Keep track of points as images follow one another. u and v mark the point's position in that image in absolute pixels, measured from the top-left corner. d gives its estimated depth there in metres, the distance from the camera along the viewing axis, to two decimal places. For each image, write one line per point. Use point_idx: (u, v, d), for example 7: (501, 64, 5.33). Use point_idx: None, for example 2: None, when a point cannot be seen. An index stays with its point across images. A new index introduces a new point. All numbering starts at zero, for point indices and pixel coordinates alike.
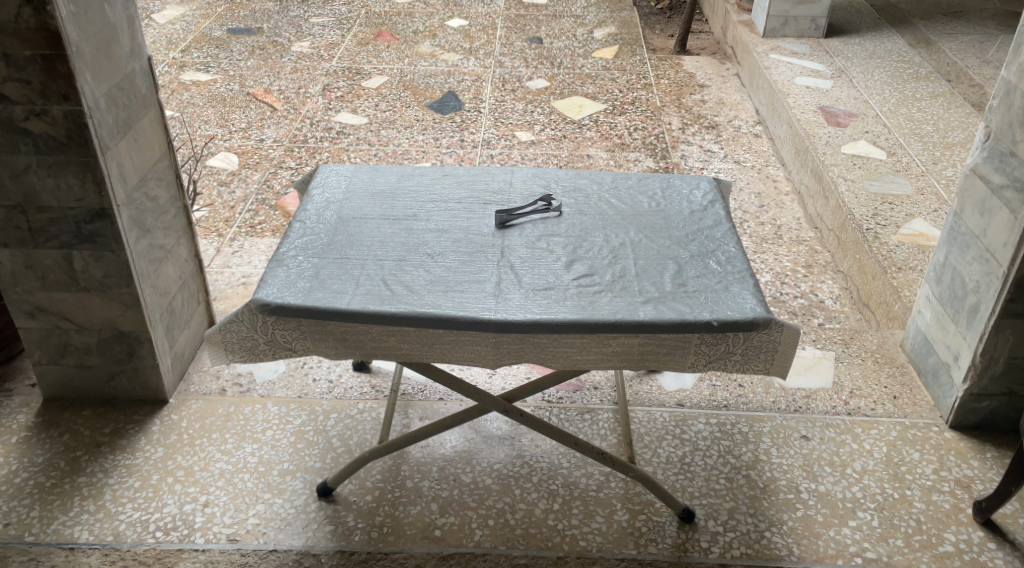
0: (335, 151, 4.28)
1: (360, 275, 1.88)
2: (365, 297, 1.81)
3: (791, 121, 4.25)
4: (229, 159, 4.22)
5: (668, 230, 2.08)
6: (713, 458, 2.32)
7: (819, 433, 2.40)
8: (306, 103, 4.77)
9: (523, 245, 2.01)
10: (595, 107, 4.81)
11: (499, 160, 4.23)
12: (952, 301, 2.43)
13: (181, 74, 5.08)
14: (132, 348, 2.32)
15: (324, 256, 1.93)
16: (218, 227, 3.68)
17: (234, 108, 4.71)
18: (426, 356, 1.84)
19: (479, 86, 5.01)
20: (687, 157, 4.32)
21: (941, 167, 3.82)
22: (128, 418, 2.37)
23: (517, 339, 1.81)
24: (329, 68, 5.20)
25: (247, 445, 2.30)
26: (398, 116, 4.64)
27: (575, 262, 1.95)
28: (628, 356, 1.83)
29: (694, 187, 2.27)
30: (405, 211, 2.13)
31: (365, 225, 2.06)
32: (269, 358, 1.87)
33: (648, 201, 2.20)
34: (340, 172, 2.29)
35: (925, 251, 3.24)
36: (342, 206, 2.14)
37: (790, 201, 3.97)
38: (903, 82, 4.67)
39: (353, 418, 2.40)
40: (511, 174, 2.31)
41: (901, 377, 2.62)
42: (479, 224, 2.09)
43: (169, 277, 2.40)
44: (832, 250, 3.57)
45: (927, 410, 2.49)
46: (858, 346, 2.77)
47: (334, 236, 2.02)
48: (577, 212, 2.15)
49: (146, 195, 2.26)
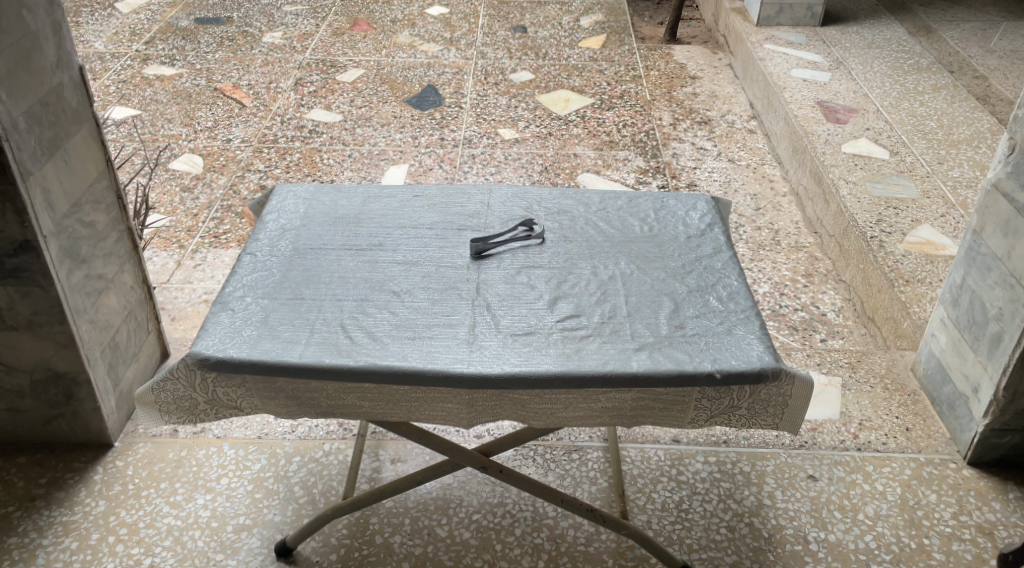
0: (308, 153, 4.03)
1: (315, 319, 1.66)
2: (319, 348, 1.59)
3: (788, 116, 4.04)
4: (194, 161, 3.95)
5: (663, 259, 1.87)
6: (712, 503, 2.12)
7: (827, 472, 2.21)
8: (277, 100, 4.51)
9: (501, 280, 1.80)
10: (582, 102, 4.57)
11: (481, 161, 4.00)
12: (970, 327, 2.23)
13: (144, 67, 4.80)
14: (68, 390, 2.10)
15: (276, 297, 1.71)
16: (179, 238, 3.44)
17: (200, 104, 4.44)
18: (391, 414, 1.62)
19: (460, 79, 4.76)
20: (678, 156, 4.10)
21: (947, 167, 3.61)
22: (68, 466, 2.16)
23: (495, 395, 1.58)
24: (302, 60, 4.93)
25: (199, 495, 2.09)
26: (375, 112, 4.40)
27: (559, 299, 1.74)
28: (619, 412, 1.61)
29: (690, 207, 2.06)
30: (369, 239, 1.91)
31: (324, 257, 1.84)
32: (212, 418, 1.62)
33: (639, 224, 1.99)
34: (299, 193, 2.06)
35: (933, 260, 3.03)
36: (300, 235, 1.91)
37: (788, 203, 3.77)
38: (903, 74, 4.45)
39: (318, 462, 2.19)
40: (488, 194, 2.09)
41: (913, 406, 2.42)
42: (452, 255, 1.87)
43: (111, 308, 2.18)
44: (833, 258, 3.38)
45: (943, 444, 2.29)
46: (866, 370, 2.57)
47: (289, 271, 1.79)
48: (561, 239, 1.94)
49: (80, 221, 2.03)
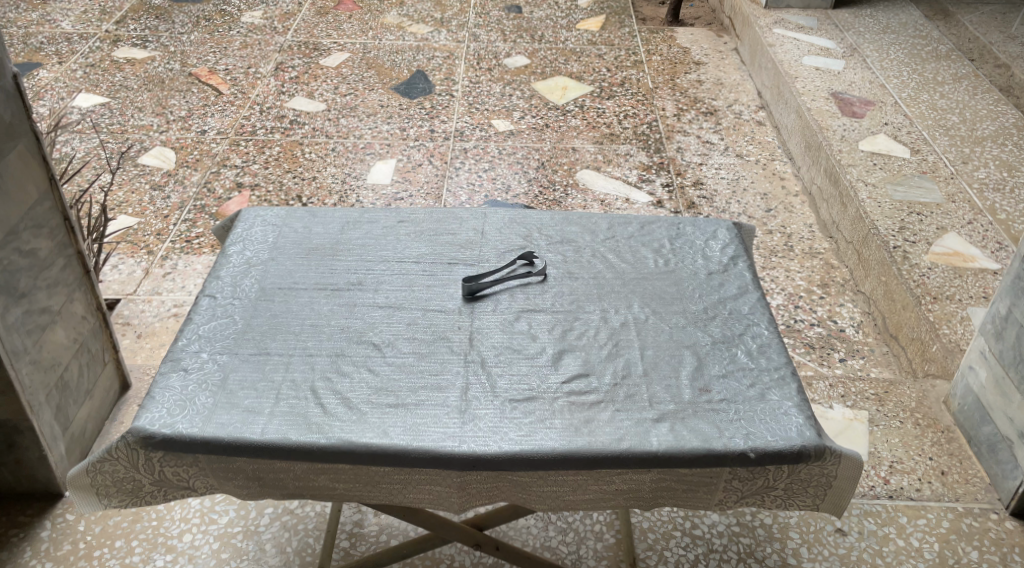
0: (288, 146, 3.77)
1: (281, 380, 1.43)
2: (285, 420, 1.35)
3: (800, 109, 3.79)
4: (165, 155, 3.67)
5: (682, 301, 1.64)
6: (732, 564, 1.91)
7: (857, 525, 2.00)
8: (256, 86, 4.23)
9: (497, 329, 1.56)
10: (580, 89, 4.30)
11: (474, 156, 3.74)
12: (1016, 365, 2.02)
13: (114, 50, 4.49)
14: (9, 437, 1.86)
15: (237, 352, 1.47)
16: (148, 243, 3.16)
17: (173, 91, 4.16)
18: (369, 496, 1.40)
19: (452, 64, 4.48)
20: (683, 150, 3.85)
21: (972, 167, 3.37)
22: (12, 521, 1.93)
23: (490, 477, 1.35)
24: (283, 43, 4.64)
25: (158, 557, 1.86)
26: (360, 101, 4.12)
27: (564, 354, 1.51)
28: (635, 495, 1.38)
29: (710, 236, 1.83)
30: (347, 277, 1.67)
31: (294, 299, 1.60)
32: (161, 500, 1.39)
33: (653, 257, 1.76)
34: (268, 218, 1.81)
35: (962, 274, 2.81)
36: (267, 271, 1.67)
37: (800, 203, 3.54)
38: (921, 63, 4.21)
39: (293, 514, 1.97)
40: (482, 219, 1.85)
41: (948, 445, 2.22)
42: (441, 296, 1.63)
43: (59, 343, 1.94)
44: (851, 266, 3.15)
45: (983, 491, 2.10)
46: (895, 403, 2.36)
47: (253, 318, 1.55)
48: (566, 276, 1.70)
49: (17, 251, 1.79)
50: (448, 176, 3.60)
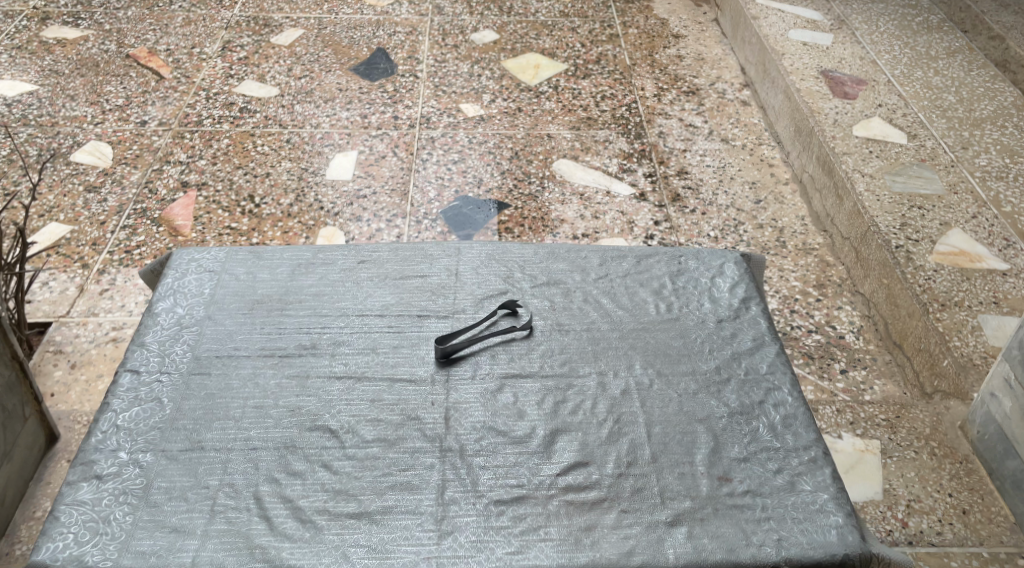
0: (238, 138, 3.45)
1: (218, 486, 1.19)
2: (220, 544, 1.13)
3: (788, 89, 3.55)
4: (100, 151, 3.34)
5: (691, 360, 1.42)
6: None
7: None
8: (201, 69, 3.88)
9: (477, 403, 1.32)
10: (554, 68, 4.01)
11: (442, 146, 3.47)
12: None
13: (42, 29, 4.11)
14: None
15: (168, 449, 1.23)
16: (82, 255, 2.85)
17: (109, 76, 3.80)
18: None
19: (414, 40, 4.17)
20: (665, 135, 3.60)
21: (973, 153, 3.17)
22: None
23: None
24: (230, 19, 4.29)
25: None
26: (316, 84, 3.80)
27: (557, 436, 1.28)
28: None
29: (716, 271, 1.60)
30: (298, 338, 1.41)
31: (236, 371, 1.35)
32: None
33: (654, 300, 1.53)
34: (205, 262, 1.55)
35: (969, 276, 2.62)
36: (202, 334, 1.41)
37: (791, 192, 3.31)
38: (912, 35, 3.98)
39: None
40: (456, 257, 1.59)
41: (967, 479, 2.08)
42: (410, 361, 1.38)
43: None
44: (849, 263, 2.90)
45: (1007, 532, 1.96)
46: (907, 430, 2.21)
47: (186, 399, 1.30)
48: (555, 329, 1.46)
49: None
50: (413, 170, 3.32)
